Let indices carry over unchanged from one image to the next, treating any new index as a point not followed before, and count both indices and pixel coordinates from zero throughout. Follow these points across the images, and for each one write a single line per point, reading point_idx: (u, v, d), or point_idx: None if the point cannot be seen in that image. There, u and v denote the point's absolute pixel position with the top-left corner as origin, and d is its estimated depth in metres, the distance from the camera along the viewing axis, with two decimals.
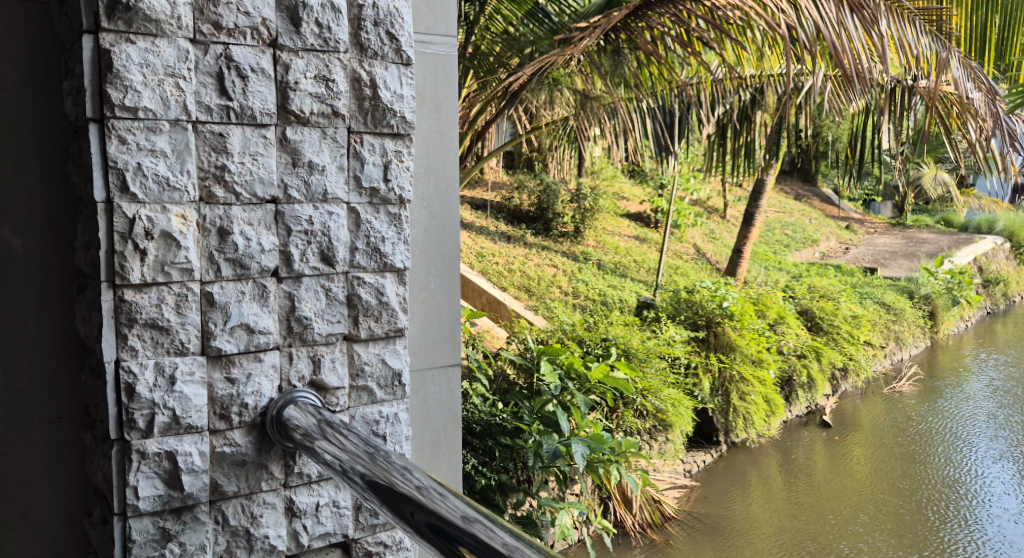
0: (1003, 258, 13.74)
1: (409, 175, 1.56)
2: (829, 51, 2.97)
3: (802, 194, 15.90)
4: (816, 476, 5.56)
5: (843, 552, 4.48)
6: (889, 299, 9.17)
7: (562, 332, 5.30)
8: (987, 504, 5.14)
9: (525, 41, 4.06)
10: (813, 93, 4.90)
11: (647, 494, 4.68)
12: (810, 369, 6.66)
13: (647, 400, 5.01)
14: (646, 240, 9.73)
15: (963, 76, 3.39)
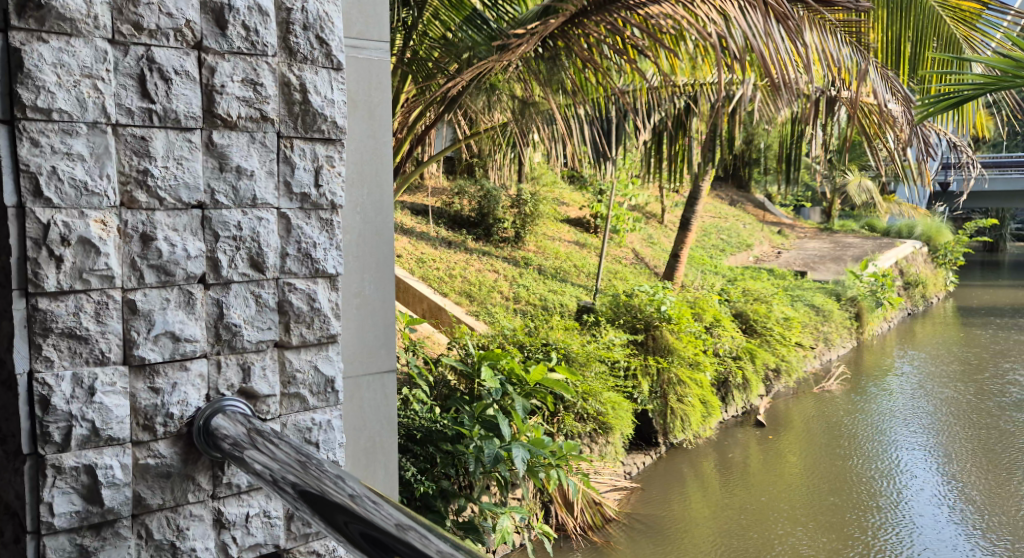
0: (922, 261, 14.35)
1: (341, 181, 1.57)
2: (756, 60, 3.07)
3: (736, 199, 16.28)
4: (750, 474, 5.69)
5: (772, 545, 4.60)
6: (818, 301, 9.48)
7: (503, 337, 5.29)
8: (908, 494, 5.34)
9: (463, 47, 4.01)
10: (743, 101, 5.04)
11: (588, 497, 4.72)
12: (744, 370, 6.86)
13: (589, 403, 5.03)
14: (585, 246, 9.84)
15: (881, 87, 3.56)
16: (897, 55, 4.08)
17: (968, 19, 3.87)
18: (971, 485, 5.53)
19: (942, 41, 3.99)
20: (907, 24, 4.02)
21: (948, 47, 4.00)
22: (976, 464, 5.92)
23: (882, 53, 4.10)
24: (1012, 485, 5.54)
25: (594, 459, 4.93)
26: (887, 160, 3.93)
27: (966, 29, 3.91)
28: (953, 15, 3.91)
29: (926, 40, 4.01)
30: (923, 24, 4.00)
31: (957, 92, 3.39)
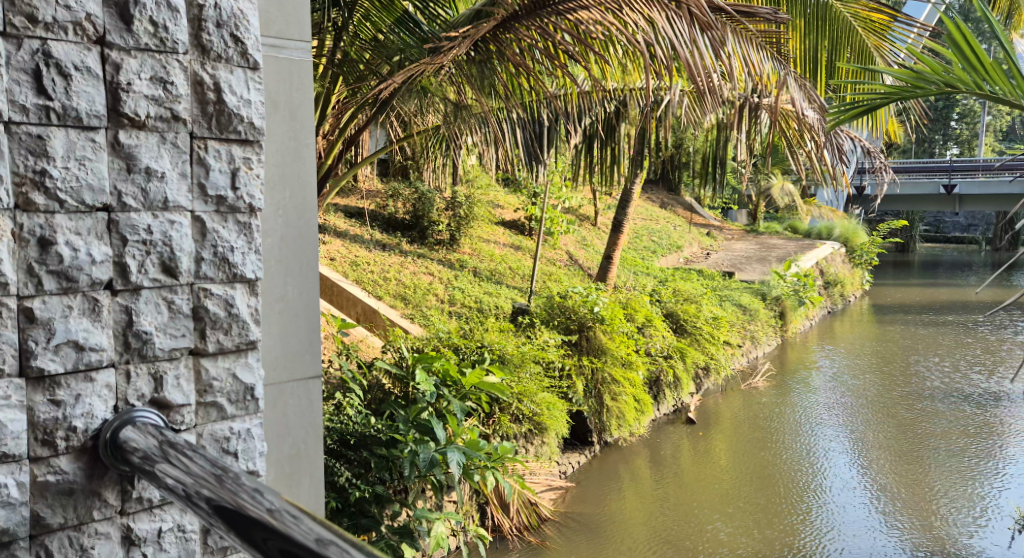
0: (840, 262, 14.91)
1: (259, 183, 1.56)
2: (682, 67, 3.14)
3: (667, 202, 16.58)
4: (681, 470, 5.79)
5: (702, 539, 4.68)
6: (745, 301, 9.75)
7: (438, 339, 5.19)
8: (830, 485, 5.52)
9: (393, 49, 3.96)
10: (671, 105, 5.13)
11: (524, 497, 4.75)
12: (676, 369, 7.01)
13: (523, 403, 5.04)
14: (521, 248, 9.87)
15: (799, 96, 3.68)
16: (814, 64, 4.20)
17: (879, 28, 4.05)
18: (887, 473, 5.75)
19: (855, 48, 4.13)
20: (824, 33, 4.15)
21: (860, 56, 4.15)
22: (892, 454, 6.16)
23: (800, 63, 4.22)
24: (925, 472, 5.78)
25: (529, 459, 4.94)
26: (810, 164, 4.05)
27: (877, 39, 4.09)
28: (864, 24, 4.06)
29: (840, 49, 4.14)
30: (837, 34, 4.13)
31: (865, 101, 3.57)
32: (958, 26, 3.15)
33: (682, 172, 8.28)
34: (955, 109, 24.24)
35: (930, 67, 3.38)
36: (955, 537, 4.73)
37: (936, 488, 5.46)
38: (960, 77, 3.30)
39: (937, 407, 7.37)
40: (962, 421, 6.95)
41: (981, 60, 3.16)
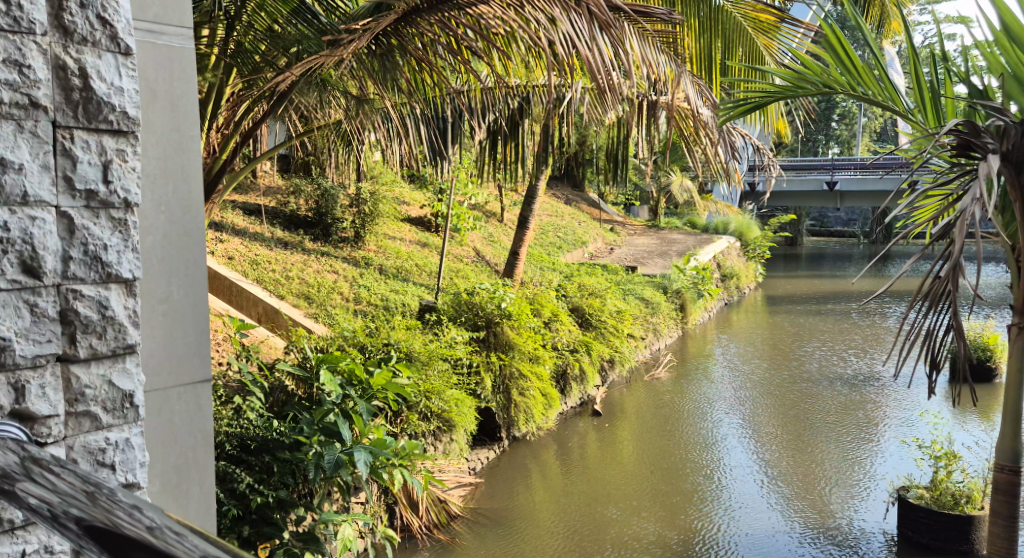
0: (735, 255, 15.51)
1: (133, 177, 1.68)
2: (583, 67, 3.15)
3: (572, 198, 16.78)
4: (588, 460, 5.90)
5: (609, 526, 4.78)
6: (647, 295, 10.00)
7: (343, 339, 5.11)
8: (727, 469, 5.74)
9: (291, 41, 3.79)
10: (572, 103, 5.19)
11: (433, 495, 4.73)
12: (581, 362, 7.11)
13: (431, 401, 5.04)
14: (427, 245, 9.78)
15: (695, 94, 3.77)
16: (709, 64, 4.34)
17: (767, 28, 4.22)
18: (779, 454, 6.04)
19: (746, 49, 4.27)
20: (716, 34, 4.30)
21: (750, 56, 4.29)
22: (783, 435, 6.45)
23: (695, 62, 4.33)
24: (814, 451, 6.08)
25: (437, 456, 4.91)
26: (709, 160, 4.18)
27: (765, 38, 4.25)
28: (754, 25, 4.21)
29: (732, 47, 4.28)
30: (729, 35, 4.27)
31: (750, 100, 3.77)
32: (837, 34, 3.44)
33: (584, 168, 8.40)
34: (837, 110, 25.55)
35: (808, 69, 3.63)
36: (841, 510, 5.01)
37: (823, 466, 5.76)
38: (834, 78, 3.56)
39: (822, 390, 7.77)
40: (845, 402, 7.35)
41: (854, 62, 3.44)
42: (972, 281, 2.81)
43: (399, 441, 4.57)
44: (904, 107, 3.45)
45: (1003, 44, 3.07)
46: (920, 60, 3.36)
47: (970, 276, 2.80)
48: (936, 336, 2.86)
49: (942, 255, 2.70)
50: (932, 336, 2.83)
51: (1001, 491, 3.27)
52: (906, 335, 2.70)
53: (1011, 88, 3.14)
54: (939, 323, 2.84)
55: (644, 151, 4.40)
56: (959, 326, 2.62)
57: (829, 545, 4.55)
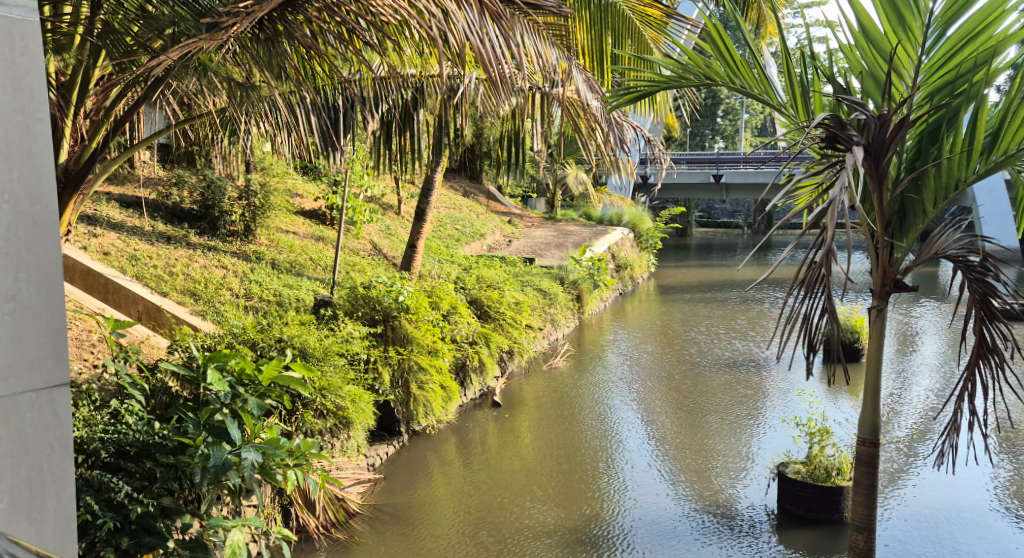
0: (629, 247, 15.87)
1: None
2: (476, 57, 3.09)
3: (469, 191, 16.73)
4: (488, 452, 5.90)
5: (511, 517, 4.79)
6: (545, 286, 10.10)
7: (232, 336, 4.93)
8: (622, 454, 5.86)
9: (165, 21, 3.59)
10: (467, 94, 5.15)
11: (330, 494, 4.60)
12: (480, 353, 7.07)
13: (327, 399, 4.89)
14: (321, 238, 9.53)
15: (585, 87, 3.81)
16: (600, 55, 4.38)
17: (654, 22, 4.25)
18: (673, 437, 6.22)
19: (635, 42, 4.34)
20: (607, 27, 4.35)
21: (640, 47, 4.35)
22: (675, 419, 6.64)
23: (585, 55, 4.36)
24: (705, 432, 6.30)
25: (335, 453, 4.79)
26: (602, 152, 4.24)
27: (653, 32, 4.28)
28: (641, 19, 4.27)
29: (622, 38, 4.35)
30: (618, 28, 4.34)
31: (636, 88, 3.85)
32: (715, 28, 3.54)
33: (482, 159, 8.37)
34: (722, 106, 26.52)
35: (691, 60, 3.71)
36: (731, 488, 5.19)
37: (712, 447, 5.96)
38: (714, 70, 3.68)
39: (713, 374, 8.06)
40: (733, 385, 7.64)
41: (731, 54, 3.57)
42: (840, 267, 2.94)
43: (294, 440, 4.43)
44: (777, 100, 3.61)
45: (861, 44, 3.24)
46: (792, 57, 3.51)
47: (839, 262, 2.93)
48: (812, 320, 2.97)
49: (815, 242, 2.80)
50: (808, 320, 2.93)
51: (865, 462, 3.49)
52: (785, 320, 2.79)
53: (869, 85, 3.32)
54: (814, 307, 2.94)
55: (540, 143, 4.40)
56: (832, 309, 2.74)
57: (721, 523, 4.71)
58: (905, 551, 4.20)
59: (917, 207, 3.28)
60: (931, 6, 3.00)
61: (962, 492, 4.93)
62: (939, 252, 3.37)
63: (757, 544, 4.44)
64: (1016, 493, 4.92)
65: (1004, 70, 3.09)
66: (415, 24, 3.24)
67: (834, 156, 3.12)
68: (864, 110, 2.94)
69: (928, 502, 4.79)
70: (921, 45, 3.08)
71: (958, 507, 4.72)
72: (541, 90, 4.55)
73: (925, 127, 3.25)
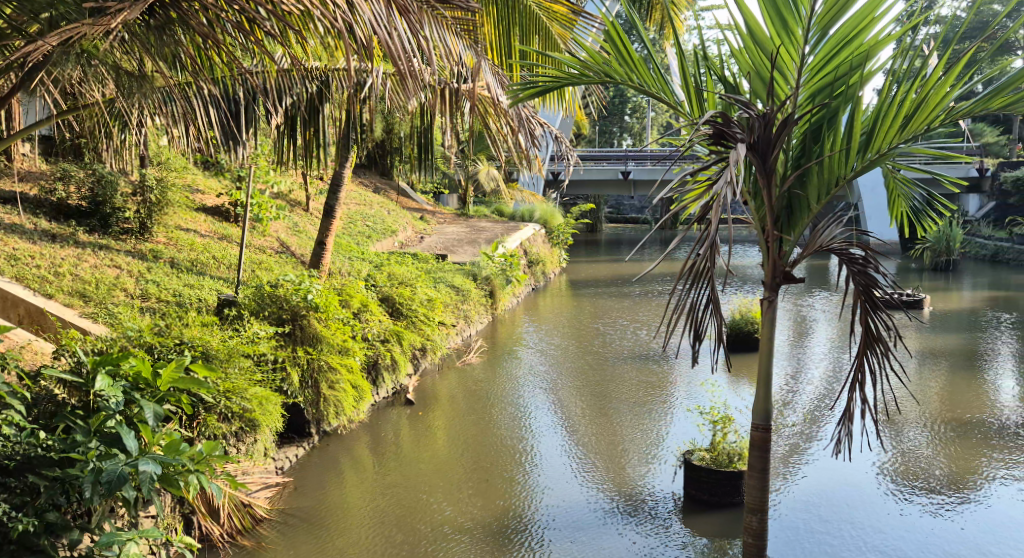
0: (540, 242, 16.00)
1: None
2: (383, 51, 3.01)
3: (379, 187, 16.52)
4: (401, 450, 5.84)
5: (426, 516, 4.75)
6: (457, 282, 10.05)
7: (127, 339, 4.71)
8: (533, 448, 5.89)
9: (42, 4, 3.38)
10: (375, 89, 5.05)
11: (236, 499, 4.45)
12: (393, 351, 6.96)
13: (232, 401, 4.75)
14: (224, 236, 9.21)
15: (494, 82, 3.79)
16: (507, 50, 4.40)
17: (561, 19, 4.30)
18: (584, 429, 6.31)
19: (541, 37, 4.39)
20: (514, 23, 4.37)
21: (547, 44, 4.40)
22: (586, 412, 6.73)
23: (494, 49, 4.38)
24: (615, 424, 6.40)
25: (240, 457, 4.64)
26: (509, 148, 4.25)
27: (560, 28, 4.32)
28: (549, 15, 4.32)
29: (529, 35, 4.38)
30: (526, 24, 4.37)
31: (540, 81, 3.87)
32: (612, 25, 3.62)
33: (393, 155, 8.26)
34: (630, 104, 27.02)
35: (590, 58, 3.77)
36: (639, 478, 5.29)
37: (621, 438, 6.06)
38: (612, 68, 3.74)
39: (623, 367, 8.19)
40: (644, 377, 7.78)
41: (628, 51, 3.65)
42: (725, 259, 3.04)
43: (196, 446, 4.27)
44: (674, 99, 3.70)
45: (749, 47, 3.34)
46: (687, 58, 3.61)
47: (723, 254, 3.02)
48: (698, 308, 3.06)
49: (699, 235, 2.88)
50: (695, 308, 3.02)
51: (759, 448, 3.63)
52: (672, 309, 2.85)
53: (755, 85, 3.42)
54: (700, 296, 3.03)
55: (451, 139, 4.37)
56: (718, 301, 2.84)
57: (632, 512, 4.79)
58: (800, 533, 4.38)
59: (803, 203, 3.41)
60: (811, 11, 3.12)
61: (850, 473, 5.17)
62: (823, 246, 3.53)
63: (666, 530, 4.54)
64: (900, 472, 5.19)
65: (878, 73, 3.25)
66: (318, 13, 3.16)
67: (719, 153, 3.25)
68: (751, 109, 3.04)
69: (819, 484, 5.01)
70: (803, 48, 3.20)
71: (848, 488, 4.95)
72: (450, 86, 4.50)
73: (808, 126, 3.38)
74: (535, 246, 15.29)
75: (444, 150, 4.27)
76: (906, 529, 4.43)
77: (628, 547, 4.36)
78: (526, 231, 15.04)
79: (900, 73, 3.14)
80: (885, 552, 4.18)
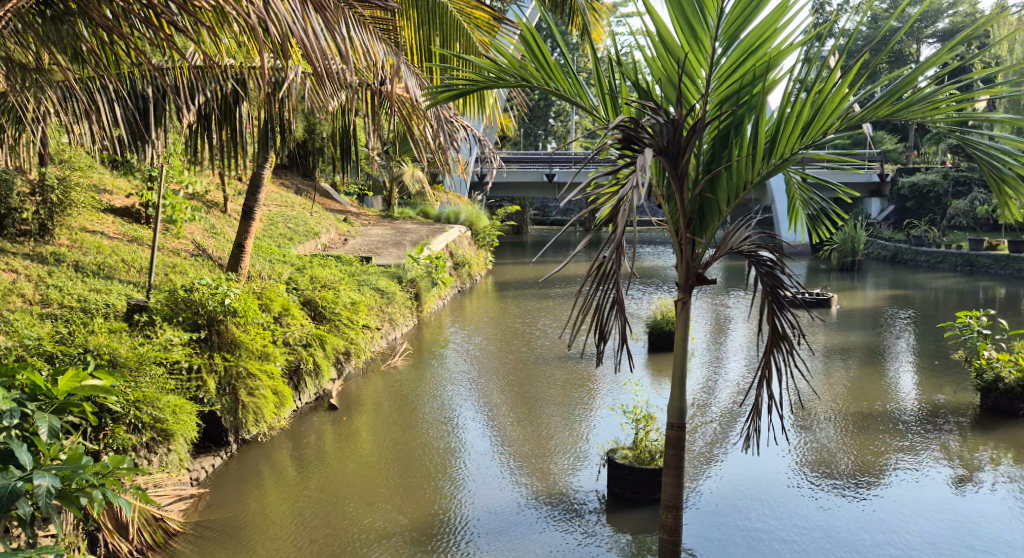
0: (466, 245, 15.95)
1: None
2: (297, 49, 2.92)
3: (301, 189, 16.18)
4: (324, 456, 5.69)
5: (349, 523, 4.64)
6: (383, 285, 9.92)
7: (25, 348, 4.48)
8: (458, 451, 5.83)
9: None
10: (294, 88, 4.91)
11: (147, 513, 4.25)
12: (315, 356, 6.79)
13: (142, 411, 4.56)
14: (134, 238, 8.84)
15: (413, 84, 3.72)
16: (427, 53, 4.35)
17: (482, 25, 4.27)
18: (509, 430, 6.28)
19: (463, 43, 4.34)
20: (435, 25, 4.32)
21: (468, 49, 4.35)
22: (511, 413, 6.71)
23: (415, 53, 4.33)
24: (540, 425, 6.40)
25: (151, 470, 4.42)
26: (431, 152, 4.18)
27: (481, 35, 4.28)
28: (468, 20, 4.28)
29: (450, 39, 4.34)
30: (447, 27, 4.32)
31: (456, 85, 3.81)
32: (529, 31, 3.58)
33: (316, 155, 8.08)
34: (553, 107, 27.24)
35: (508, 62, 3.74)
36: (563, 478, 5.29)
37: (545, 439, 6.06)
38: (530, 72, 3.72)
39: (548, 368, 8.21)
40: (568, 377, 7.82)
41: (546, 58, 3.63)
42: (630, 261, 3.09)
43: (102, 459, 4.05)
44: (588, 104, 3.73)
45: (660, 54, 3.39)
46: (602, 64, 3.64)
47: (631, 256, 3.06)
48: (603, 308, 3.08)
49: (606, 237, 2.90)
50: (601, 309, 3.04)
51: (674, 446, 3.67)
52: (579, 308, 2.86)
53: (667, 90, 3.46)
54: (606, 296, 3.06)
55: (375, 139, 4.28)
56: (623, 302, 2.86)
57: (557, 512, 4.79)
58: (716, 529, 4.44)
59: (714, 206, 3.47)
60: (717, 22, 3.19)
61: (764, 467, 5.30)
62: (734, 248, 3.60)
63: (589, 530, 4.55)
64: (812, 464, 5.34)
65: (781, 82, 3.34)
66: (231, 10, 3.04)
67: (631, 157, 3.26)
68: (658, 115, 3.09)
69: (736, 479, 5.11)
70: (711, 57, 3.27)
71: (762, 482, 5.06)
72: (371, 87, 4.41)
73: (717, 132, 3.45)
74: (462, 248, 15.24)
75: (367, 151, 4.17)
76: (816, 519, 4.56)
77: (551, 547, 4.36)
78: (451, 234, 14.95)
79: (803, 81, 3.23)
80: (796, 544, 4.28)
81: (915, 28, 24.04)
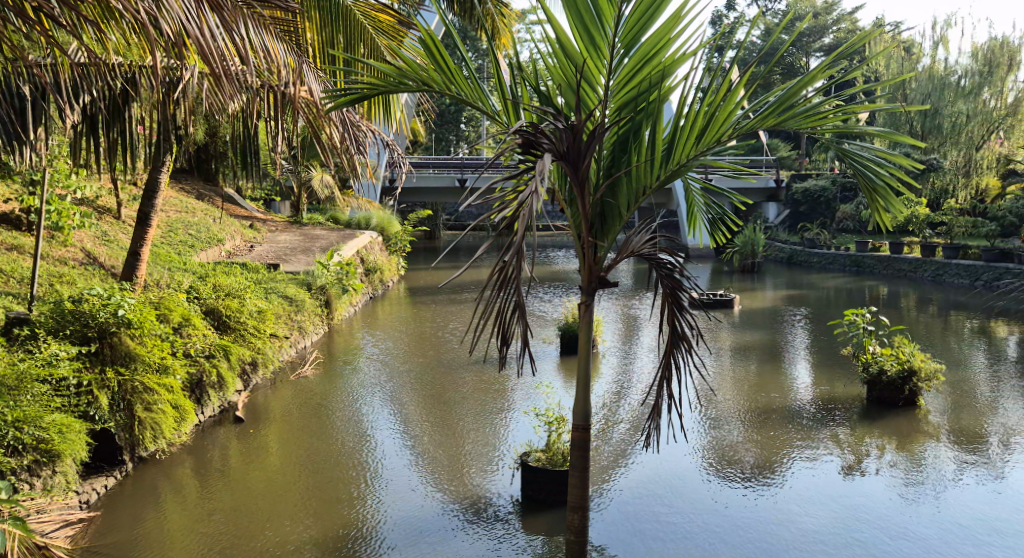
0: (377, 250, 15.71)
1: None
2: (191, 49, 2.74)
3: (202, 194, 15.58)
4: (227, 471, 5.46)
5: (250, 540, 4.45)
6: (291, 292, 9.65)
7: None
8: (366, 460, 5.68)
9: None
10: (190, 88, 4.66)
11: (28, 544, 3.81)
12: (219, 368, 6.49)
13: (22, 432, 4.28)
14: (15, 248, 8.26)
15: (316, 87, 3.57)
16: (331, 54, 4.21)
17: (385, 28, 4.20)
18: (420, 437, 6.17)
19: (366, 46, 4.24)
20: (338, 28, 4.21)
21: (373, 54, 4.25)
22: (423, 420, 6.60)
23: (317, 54, 4.19)
24: (451, 430, 6.31)
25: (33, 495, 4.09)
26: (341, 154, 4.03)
27: (386, 37, 4.21)
28: (373, 23, 4.20)
29: (354, 42, 4.23)
30: (348, 28, 4.22)
31: (354, 89, 3.71)
32: (429, 36, 3.54)
33: (216, 159, 7.75)
34: (465, 113, 27.23)
35: (409, 66, 3.68)
36: (472, 483, 5.24)
37: (455, 444, 6.00)
38: (431, 76, 3.67)
39: (463, 372, 8.12)
40: (480, 382, 7.77)
41: (447, 63, 3.58)
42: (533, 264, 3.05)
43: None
44: (490, 108, 3.69)
45: (561, 59, 3.38)
46: (505, 69, 3.61)
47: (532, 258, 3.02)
48: (506, 312, 3.05)
49: (506, 240, 2.86)
50: (503, 313, 2.99)
51: (579, 447, 3.67)
52: (481, 314, 2.81)
53: (567, 97, 3.48)
54: (508, 300, 3.02)
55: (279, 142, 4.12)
56: (524, 307, 2.82)
57: (467, 518, 4.72)
58: (623, 527, 4.48)
59: (614, 209, 3.49)
60: (614, 31, 3.22)
61: (670, 465, 5.38)
62: (635, 250, 3.62)
63: (498, 534, 4.51)
64: (717, 460, 5.45)
65: (675, 89, 3.39)
66: (119, 5, 2.84)
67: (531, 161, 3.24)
68: (556, 120, 3.09)
69: (643, 478, 5.17)
70: (609, 64, 3.30)
71: (668, 480, 5.13)
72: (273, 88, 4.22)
73: (617, 137, 3.47)
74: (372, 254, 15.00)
75: (275, 156, 3.98)
76: (718, 512, 4.66)
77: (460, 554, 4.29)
78: (361, 239, 14.68)
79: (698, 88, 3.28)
80: (699, 537, 4.36)
81: (803, 40, 25.24)
